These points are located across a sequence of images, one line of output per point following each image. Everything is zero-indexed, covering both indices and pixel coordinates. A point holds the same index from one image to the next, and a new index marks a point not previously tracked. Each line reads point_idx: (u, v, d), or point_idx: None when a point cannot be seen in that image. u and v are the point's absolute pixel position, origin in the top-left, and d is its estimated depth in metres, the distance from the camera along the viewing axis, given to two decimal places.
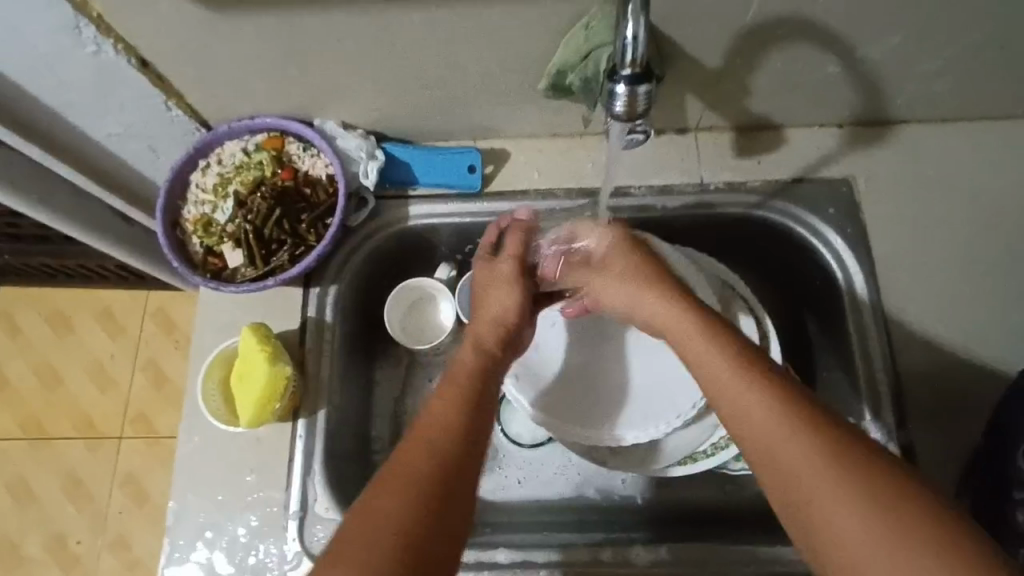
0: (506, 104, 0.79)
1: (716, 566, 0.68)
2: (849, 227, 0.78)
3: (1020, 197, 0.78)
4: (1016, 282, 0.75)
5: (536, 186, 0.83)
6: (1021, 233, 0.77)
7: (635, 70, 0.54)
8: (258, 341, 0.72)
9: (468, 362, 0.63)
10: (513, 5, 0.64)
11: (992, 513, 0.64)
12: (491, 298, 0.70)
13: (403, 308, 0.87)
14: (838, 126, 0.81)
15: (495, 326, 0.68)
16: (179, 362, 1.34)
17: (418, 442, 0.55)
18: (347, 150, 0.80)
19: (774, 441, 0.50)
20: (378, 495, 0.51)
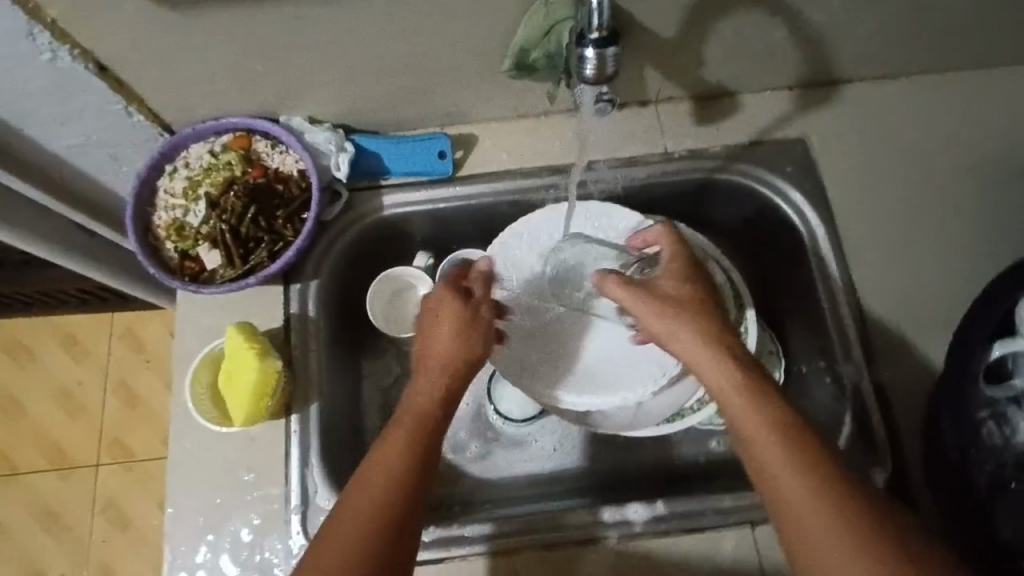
0: (470, 89, 0.80)
1: (712, 516, 0.69)
2: (807, 183, 0.81)
3: (959, 143, 0.83)
4: (960, 223, 0.80)
5: (506, 168, 0.85)
6: (961, 178, 0.82)
7: (603, 34, 0.57)
8: (246, 337, 0.72)
9: (421, 405, 0.62)
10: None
11: (961, 436, 0.64)
12: (433, 341, 0.65)
13: (387, 295, 0.87)
14: (790, 88, 0.85)
15: (443, 368, 0.64)
16: (151, 380, 1.32)
17: (396, 442, 0.59)
18: (316, 143, 0.80)
19: (799, 513, 0.52)
20: (364, 484, 0.57)
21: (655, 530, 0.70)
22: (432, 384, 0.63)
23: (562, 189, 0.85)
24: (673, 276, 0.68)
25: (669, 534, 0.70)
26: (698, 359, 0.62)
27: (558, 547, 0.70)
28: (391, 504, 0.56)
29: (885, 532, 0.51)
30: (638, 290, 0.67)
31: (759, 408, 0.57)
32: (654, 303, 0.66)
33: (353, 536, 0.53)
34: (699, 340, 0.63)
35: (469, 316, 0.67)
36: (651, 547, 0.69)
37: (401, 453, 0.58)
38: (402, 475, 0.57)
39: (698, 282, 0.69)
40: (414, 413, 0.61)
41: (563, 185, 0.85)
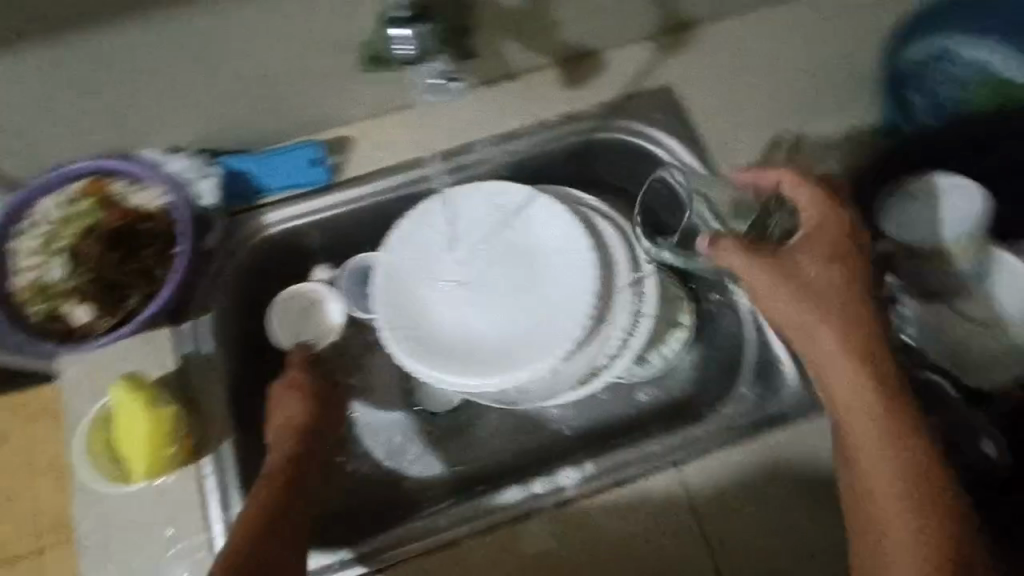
0: (327, 90, 0.77)
1: (639, 465, 0.72)
2: (681, 128, 0.82)
3: (824, 59, 0.83)
4: (836, 138, 0.81)
5: (386, 163, 0.82)
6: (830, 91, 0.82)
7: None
8: (129, 390, 0.69)
9: (277, 466, 0.68)
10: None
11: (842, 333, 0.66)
12: (285, 414, 0.73)
13: (291, 312, 0.84)
14: (650, 38, 0.85)
15: (285, 430, 0.72)
16: None
17: (264, 485, 0.66)
18: (176, 174, 0.75)
19: (880, 462, 0.60)
20: (247, 507, 0.64)
21: (588, 491, 0.71)
22: (283, 447, 0.70)
23: (445, 175, 0.83)
24: (830, 250, 0.66)
25: (604, 491, 0.71)
26: (806, 344, 0.65)
27: (496, 528, 0.71)
28: (260, 528, 0.61)
29: (949, 505, 0.58)
30: (765, 259, 0.66)
31: (862, 370, 0.62)
32: (791, 278, 0.65)
33: (232, 563, 0.58)
34: (830, 323, 0.64)
35: (295, 381, 0.76)
36: (587, 510, 0.70)
37: (268, 489, 0.65)
38: (268, 510, 0.63)
39: (851, 249, 0.67)
40: (279, 464, 0.68)
41: (445, 171, 0.83)
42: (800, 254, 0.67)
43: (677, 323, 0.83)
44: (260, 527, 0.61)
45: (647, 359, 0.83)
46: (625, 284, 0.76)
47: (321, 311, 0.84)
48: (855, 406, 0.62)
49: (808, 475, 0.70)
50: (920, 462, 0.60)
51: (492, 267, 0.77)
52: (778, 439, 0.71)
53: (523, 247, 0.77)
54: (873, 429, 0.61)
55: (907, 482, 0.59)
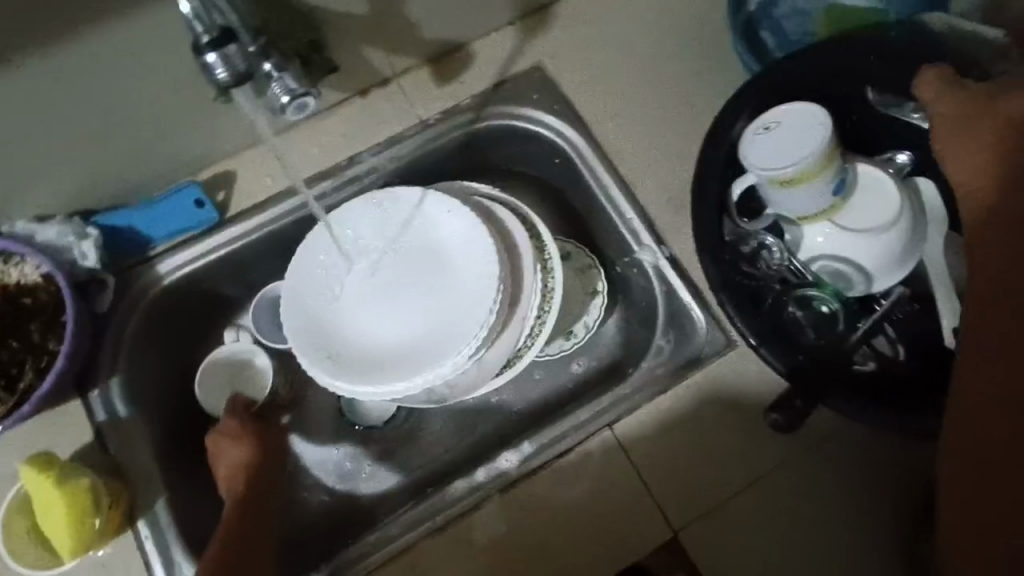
0: (193, 128, 0.76)
1: (574, 433, 0.73)
2: (556, 103, 0.84)
3: (679, 14, 0.86)
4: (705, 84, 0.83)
5: (273, 191, 0.82)
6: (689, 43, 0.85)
7: (212, 32, 0.53)
8: (39, 469, 0.66)
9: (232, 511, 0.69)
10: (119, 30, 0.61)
11: (726, 259, 0.68)
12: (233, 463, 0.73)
13: (220, 375, 0.83)
14: (512, 23, 0.87)
15: (234, 477, 0.73)
16: None
17: (218, 537, 0.67)
18: (51, 241, 0.74)
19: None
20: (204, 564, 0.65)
21: (530, 470, 0.72)
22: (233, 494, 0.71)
23: (335, 191, 0.82)
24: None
25: (547, 466, 0.72)
26: (975, 180, 0.59)
27: (446, 526, 0.71)
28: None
29: None
30: (968, 102, 0.62)
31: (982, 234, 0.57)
32: (985, 112, 0.60)
33: None
34: (992, 187, 0.58)
35: (236, 430, 0.76)
36: (532, 487, 0.71)
37: (223, 538, 0.67)
38: (224, 558, 0.65)
39: (1009, 135, 0.59)
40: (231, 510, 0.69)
41: (335, 187, 0.83)
42: (1017, 105, 0.59)
43: (595, 291, 0.86)
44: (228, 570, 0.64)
45: (572, 331, 0.86)
46: (531, 263, 0.77)
47: (252, 376, 0.83)
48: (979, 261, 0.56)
49: (734, 407, 0.72)
50: None
51: (398, 269, 0.78)
52: (700, 380, 0.74)
53: (425, 244, 0.77)
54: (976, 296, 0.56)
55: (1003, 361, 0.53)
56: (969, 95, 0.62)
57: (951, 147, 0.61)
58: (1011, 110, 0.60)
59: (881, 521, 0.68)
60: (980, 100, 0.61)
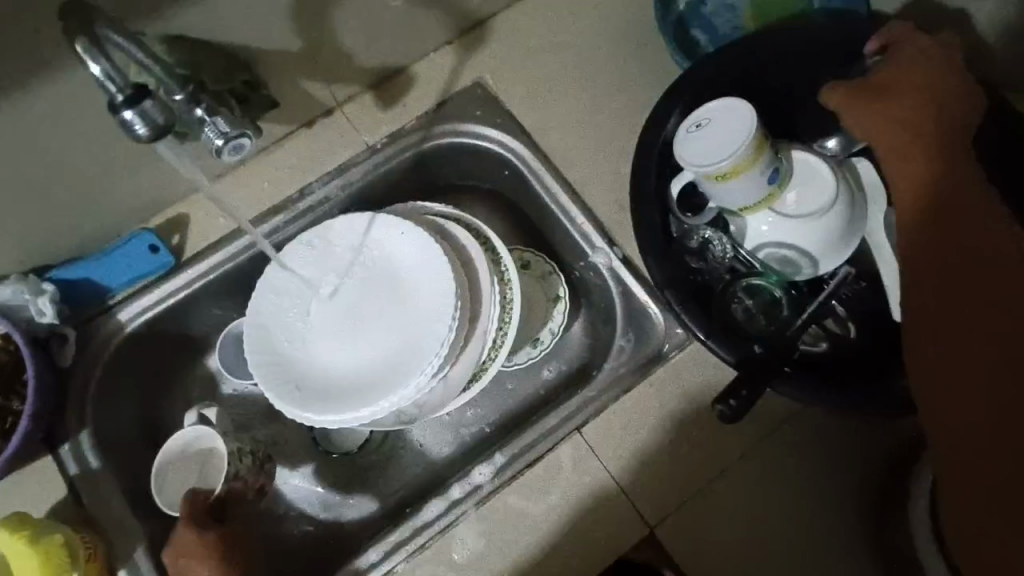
0: (140, 177, 0.77)
1: (544, 442, 0.74)
2: (499, 117, 0.86)
3: (612, 20, 0.88)
4: (642, 87, 0.85)
5: (226, 229, 0.82)
6: (625, 48, 0.87)
7: (127, 91, 0.51)
8: (12, 531, 0.66)
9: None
10: (48, 94, 0.61)
11: (671, 257, 0.70)
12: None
13: (178, 468, 0.75)
14: (450, 43, 0.89)
15: None
16: None
17: None
18: (6, 300, 0.74)
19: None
20: None
21: (502, 481, 0.73)
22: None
23: (289, 224, 0.83)
24: (916, 85, 0.61)
25: (519, 476, 0.73)
26: (894, 165, 0.60)
27: (425, 545, 0.72)
28: None
29: None
30: (864, 90, 0.63)
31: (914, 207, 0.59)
32: (881, 97, 0.62)
33: None
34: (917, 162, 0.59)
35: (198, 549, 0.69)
36: (505, 499, 0.72)
37: None
38: None
39: (915, 106, 0.61)
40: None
41: (289, 220, 0.83)
42: (906, 82, 0.62)
43: (556, 297, 0.86)
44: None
45: (538, 338, 0.86)
46: (488, 276, 0.77)
47: (212, 464, 0.76)
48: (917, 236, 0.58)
49: (697, 399, 0.74)
50: None
51: (358, 296, 0.79)
52: (663, 376, 0.75)
53: (381, 269, 0.78)
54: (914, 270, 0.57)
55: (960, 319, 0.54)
56: (860, 85, 0.63)
57: (867, 138, 0.63)
58: (908, 87, 0.62)
59: (847, 496, 0.70)
60: (870, 86, 0.63)
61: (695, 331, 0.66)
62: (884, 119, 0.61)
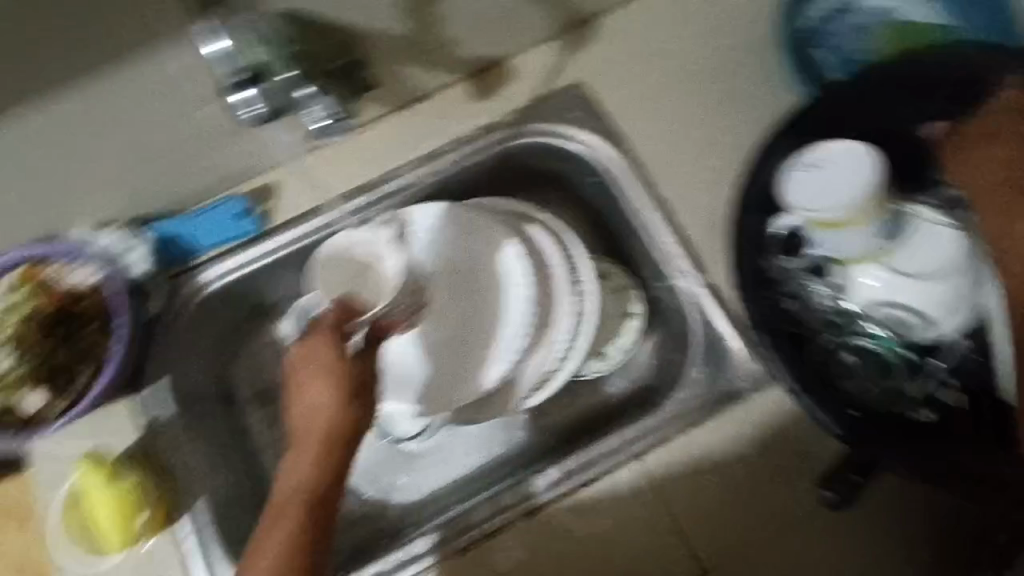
0: (238, 144, 0.79)
1: (601, 463, 0.73)
2: (595, 122, 0.83)
3: (728, 30, 0.83)
4: (750, 105, 0.80)
5: (314, 203, 0.84)
6: (738, 63, 0.82)
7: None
8: (92, 470, 0.74)
9: (295, 481, 0.58)
10: (164, 61, 0.63)
11: (768, 303, 0.66)
12: (314, 421, 0.59)
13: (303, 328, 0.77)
14: (554, 38, 0.86)
15: (310, 412, 0.59)
16: None
17: (294, 478, 0.58)
18: (104, 249, 0.77)
19: None
20: (274, 525, 0.57)
21: (554, 494, 0.72)
22: (302, 464, 0.57)
23: (373, 209, 0.84)
24: (1016, 137, 0.61)
25: (571, 493, 0.72)
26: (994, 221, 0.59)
27: (471, 546, 0.72)
28: (302, 544, 0.56)
29: None
30: (973, 138, 0.62)
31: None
32: (991, 144, 0.61)
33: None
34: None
35: (319, 347, 0.62)
36: (554, 514, 0.72)
37: (304, 473, 0.58)
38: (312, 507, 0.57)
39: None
40: (296, 478, 0.58)
41: (373, 203, 0.84)
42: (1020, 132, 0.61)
43: (628, 314, 0.81)
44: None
45: (604, 352, 0.83)
46: (565, 285, 0.75)
47: None
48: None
49: (768, 445, 0.71)
50: None
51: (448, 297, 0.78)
52: (733, 417, 0.72)
53: (473, 272, 0.77)
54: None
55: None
56: (972, 129, 0.63)
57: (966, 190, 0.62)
58: (1019, 139, 0.61)
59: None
60: (979, 135, 0.62)
61: (788, 382, 0.63)
62: (989, 171, 0.61)
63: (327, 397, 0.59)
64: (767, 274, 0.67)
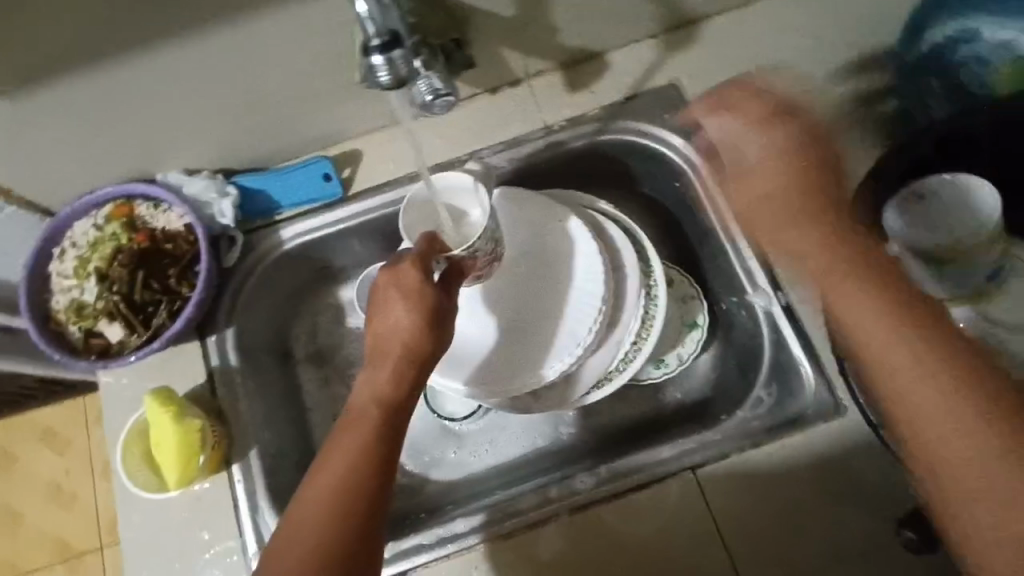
0: (333, 108, 0.80)
1: (653, 469, 0.72)
2: (686, 125, 0.82)
3: (829, 51, 0.82)
4: (846, 128, 0.79)
5: (395, 175, 0.85)
6: (837, 85, 0.81)
7: (382, 39, 0.53)
8: (161, 402, 0.73)
9: (374, 390, 0.61)
10: (283, 15, 0.65)
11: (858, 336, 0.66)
12: (394, 337, 0.62)
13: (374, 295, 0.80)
14: (652, 38, 0.85)
15: (395, 334, 0.62)
16: (105, 487, 1.24)
17: (371, 393, 0.61)
18: (197, 194, 0.80)
19: (943, 432, 0.51)
20: (349, 435, 0.60)
21: (601, 494, 0.72)
22: (381, 378, 0.62)
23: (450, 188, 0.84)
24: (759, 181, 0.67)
25: (621, 494, 0.72)
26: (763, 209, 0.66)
27: (512, 534, 0.72)
28: (376, 458, 0.58)
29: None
30: (765, 147, 0.68)
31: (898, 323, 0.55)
32: (764, 170, 0.67)
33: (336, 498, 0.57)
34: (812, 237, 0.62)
35: (407, 275, 0.63)
36: (602, 513, 0.71)
37: (385, 387, 0.61)
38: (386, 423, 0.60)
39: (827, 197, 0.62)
40: (374, 389, 0.62)
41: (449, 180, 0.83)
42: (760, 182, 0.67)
43: (694, 324, 0.84)
44: (358, 475, 0.57)
45: (663, 360, 0.84)
46: (636, 289, 0.76)
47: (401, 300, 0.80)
48: (890, 360, 0.54)
49: (828, 475, 0.69)
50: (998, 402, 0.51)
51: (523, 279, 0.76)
52: (795, 443, 0.70)
53: (550, 260, 0.76)
54: (930, 382, 0.52)
55: (1008, 438, 0.49)
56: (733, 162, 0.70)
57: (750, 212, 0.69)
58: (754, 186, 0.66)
59: None
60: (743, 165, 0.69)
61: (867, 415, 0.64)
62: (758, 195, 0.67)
63: (407, 315, 0.62)
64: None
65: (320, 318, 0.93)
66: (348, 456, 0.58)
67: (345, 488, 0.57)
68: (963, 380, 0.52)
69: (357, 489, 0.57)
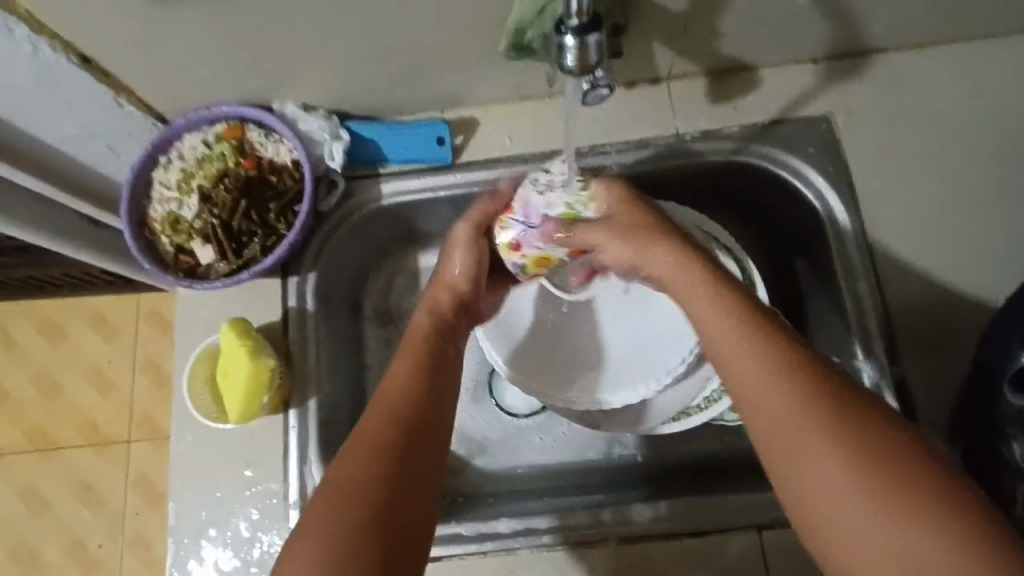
0: (466, 71, 0.76)
1: (715, 518, 0.69)
2: (830, 165, 0.75)
3: (1000, 120, 0.75)
4: (995, 207, 0.73)
5: (509, 152, 0.81)
6: (999, 159, 0.74)
7: (583, 19, 0.52)
8: (237, 336, 0.73)
9: (423, 326, 0.65)
10: None
11: (981, 445, 0.62)
12: (450, 271, 0.69)
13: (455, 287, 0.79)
14: (814, 62, 0.78)
15: (450, 289, 0.68)
16: (143, 385, 1.20)
17: (419, 325, 0.65)
18: (310, 132, 0.78)
19: (801, 431, 0.48)
20: (398, 365, 0.60)
21: (657, 530, 0.69)
22: (422, 317, 0.65)
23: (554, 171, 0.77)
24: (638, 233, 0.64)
25: (677, 535, 0.69)
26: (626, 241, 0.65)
27: (555, 547, 0.70)
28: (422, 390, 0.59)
29: (868, 453, 0.46)
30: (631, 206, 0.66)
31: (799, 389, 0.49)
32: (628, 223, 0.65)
33: (387, 433, 0.55)
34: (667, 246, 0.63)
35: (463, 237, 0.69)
36: (654, 550, 0.69)
37: (423, 326, 0.64)
38: (427, 360, 0.61)
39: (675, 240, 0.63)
40: (420, 340, 0.63)
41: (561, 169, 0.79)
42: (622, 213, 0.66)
43: None
44: (392, 439, 0.54)
45: None
46: None
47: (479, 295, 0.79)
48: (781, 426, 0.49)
49: None
50: (836, 409, 0.48)
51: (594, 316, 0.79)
52: None
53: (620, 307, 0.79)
54: (832, 459, 0.46)
55: (880, 479, 0.45)
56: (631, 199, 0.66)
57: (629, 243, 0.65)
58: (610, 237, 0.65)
59: None
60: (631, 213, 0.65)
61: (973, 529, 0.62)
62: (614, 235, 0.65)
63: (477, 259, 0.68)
64: (985, 405, 0.62)
65: (395, 278, 0.91)
66: (390, 421, 0.56)
67: (381, 448, 0.53)
68: (860, 459, 0.46)
69: (394, 450, 0.54)
